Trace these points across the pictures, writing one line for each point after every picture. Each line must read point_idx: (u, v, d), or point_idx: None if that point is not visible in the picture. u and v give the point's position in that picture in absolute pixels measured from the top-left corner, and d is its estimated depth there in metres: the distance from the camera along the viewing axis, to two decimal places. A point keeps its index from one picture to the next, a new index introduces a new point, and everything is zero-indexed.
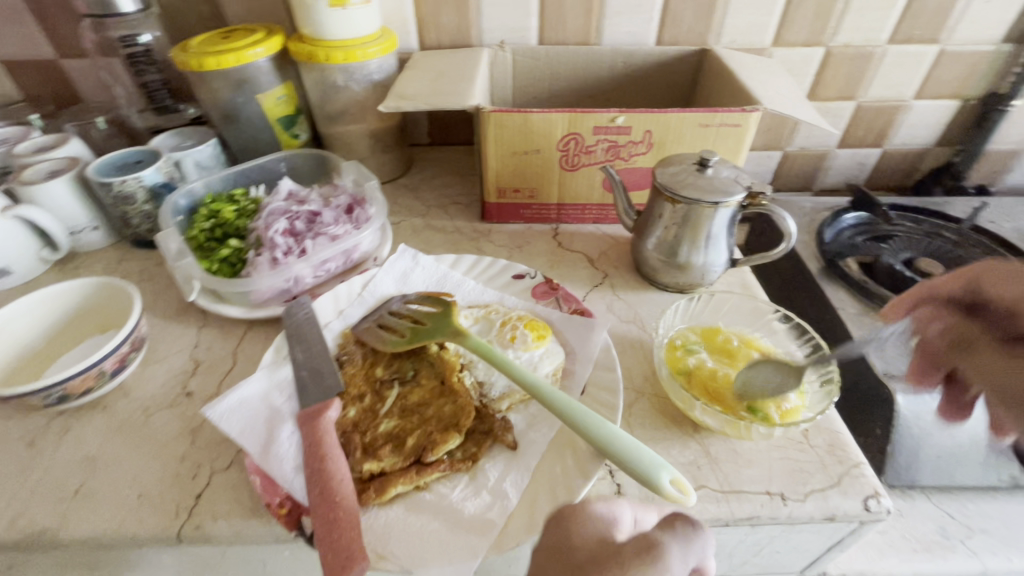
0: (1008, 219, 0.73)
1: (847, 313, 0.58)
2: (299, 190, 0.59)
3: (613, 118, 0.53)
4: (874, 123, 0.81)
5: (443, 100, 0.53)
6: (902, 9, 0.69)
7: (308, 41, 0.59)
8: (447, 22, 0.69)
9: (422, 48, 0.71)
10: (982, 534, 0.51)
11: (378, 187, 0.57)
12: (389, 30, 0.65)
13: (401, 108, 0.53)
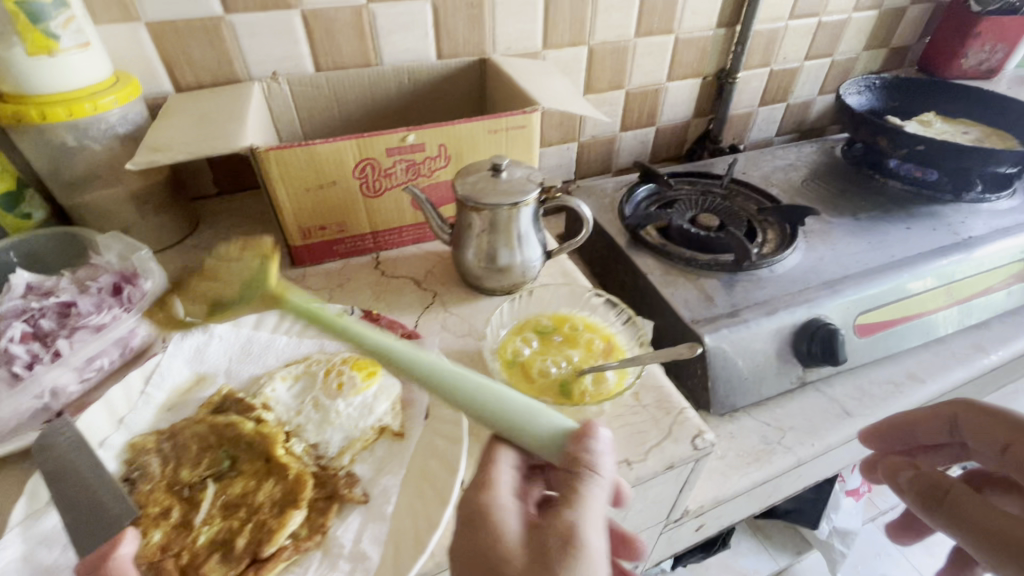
0: (754, 168, 0.89)
1: (654, 275, 0.65)
2: (41, 280, 0.48)
3: (403, 138, 0.52)
4: (644, 106, 0.92)
5: (209, 146, 0.47)
6: (639, 8, 0.80)
7: (13, 100, 0.48)
8: (204, 60, 0.61)
9: (180, 90, 0.63)
10: (792, 431, 0.60)
11: (151, 257, 0.49)
12: (128, 75, 0.56)
13: (157, 161, 0.46)
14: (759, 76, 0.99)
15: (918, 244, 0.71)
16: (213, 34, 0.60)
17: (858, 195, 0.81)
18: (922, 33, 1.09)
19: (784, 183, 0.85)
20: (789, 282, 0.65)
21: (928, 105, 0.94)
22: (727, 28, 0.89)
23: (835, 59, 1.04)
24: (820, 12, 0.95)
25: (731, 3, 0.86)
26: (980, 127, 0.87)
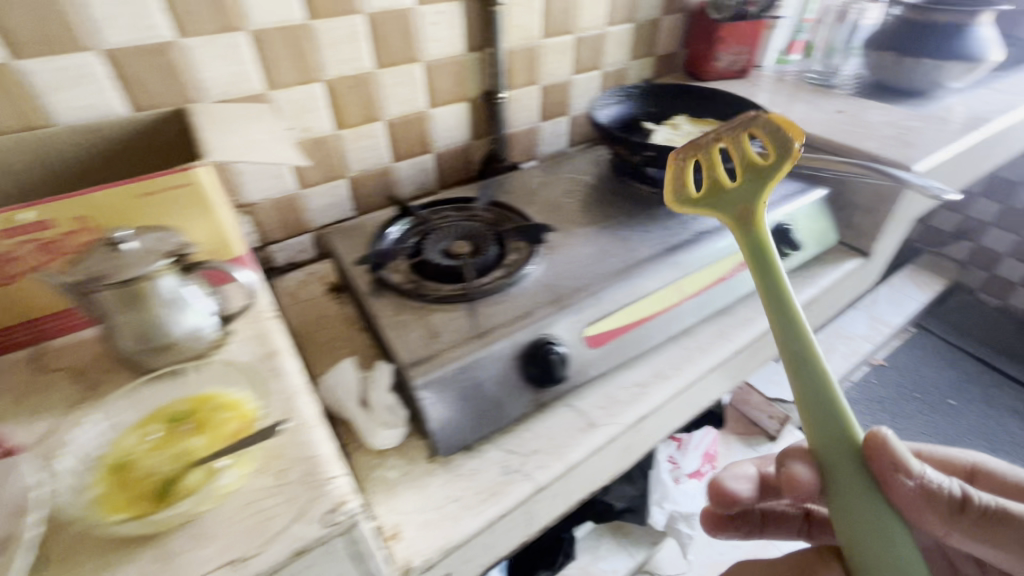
0: (520, 188, 0.91)
1: (386, 318, 0.63)
2: None
3: (8, 218, 0.45)
4: (411, 134, 0.91)
5: None
6: (369, 39, 0.78)
7: None
8: None
9: None
10: (533, 455, 0.60)
11: None
12: None
13: None
14: (529, 94, 1.01)
15: (652, 245, 0.74)
16: None
17: (613, 201, 0.85)
18: (681, 39, 1.18)
19: (548, 198, 0.87)
20: (522, 303, 0.65)
21: (681, 107, 1.01)
22: (478, 52, 0.90)
23: (604, 70, 1.10)
24: (573, 28, 0.99)
25: (474, 28, 0.87)
26: (719, 125, 0.94)
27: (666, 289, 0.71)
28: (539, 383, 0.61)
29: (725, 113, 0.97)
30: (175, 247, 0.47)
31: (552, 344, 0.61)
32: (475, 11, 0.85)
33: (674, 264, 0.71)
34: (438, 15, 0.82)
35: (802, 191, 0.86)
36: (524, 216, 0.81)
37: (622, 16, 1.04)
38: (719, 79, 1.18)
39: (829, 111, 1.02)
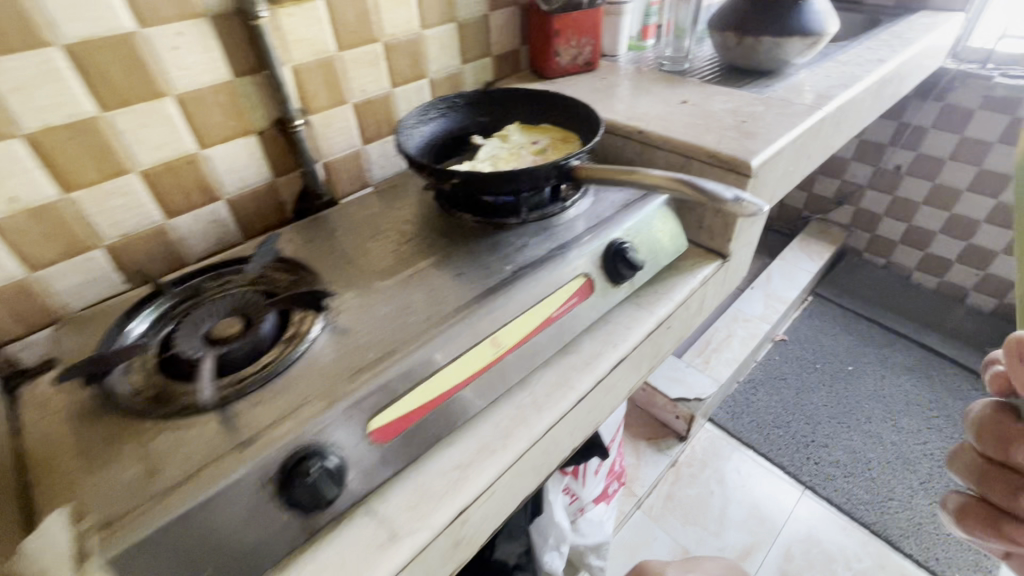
0: (326, 233, 0.77)
1: (98, 457, 0.48)
2: None
3: None
4: (185, 182, 0.75)
5: None
6: (80, 77, 0.61)
7: None
8: None
9: None
10: None
11: None
12: None
13: None
14: (340, 115, 0.87)
15: (465, 291, 0.63)
16: None
17: (432, 237, 0.73)
18: (519, 35, 1.07)
19: (358, 242, 0.74)
20: (289, 397, 0.52)
21: (517, 114, 0.91)
22: (253, 75, 0.74)
23: (432, 78, 0.97)
24: (377, 36, 0.85)
25: (237, 47, 0.72)
26: (553, 133, 0.84)
27: (481, 344, 0.59)
28: (309, 508, 0.48)
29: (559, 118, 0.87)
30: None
31: (318, 456, 0.48)
32: (232, 27, 0.70)
33: (488, 312, 0.60)
34: (178, 36, 0.66)
35: (642, 199, 0.77)
36: (315, 272, 0.68)
37: (438, 16, 0.92)
38: (565, 74, 1.08)
39: (674, 101, 0.94)
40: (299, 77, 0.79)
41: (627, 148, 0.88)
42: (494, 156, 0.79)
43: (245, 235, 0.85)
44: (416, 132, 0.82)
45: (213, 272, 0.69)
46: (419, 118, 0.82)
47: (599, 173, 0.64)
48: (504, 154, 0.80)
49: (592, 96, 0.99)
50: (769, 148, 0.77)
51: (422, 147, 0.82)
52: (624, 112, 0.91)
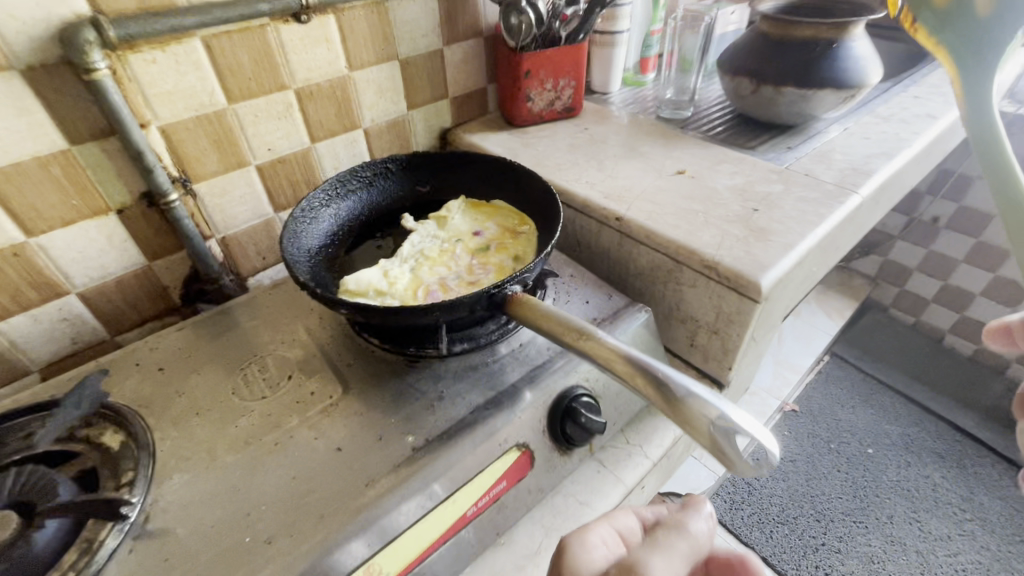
0: (196, 348, 0.58)
1: None
2: None
3: None
4: (8, 280, 0.56)
5: None
6: None
7: None
8: None
9: None
10: None
11: None
12: None
13: None
14: (240, 180, 0.68)
15: (339, 483, 0.44)
16: None
17: (323, 368, 0.54)
18: (484, 72, 0.88)
19: (229, 369, 0.55)
20: None
21: (467, 181, 0.72)
22: (101, 140, 0.56)
23: (368, 128, 0.78)
24: (287, 81, 0.66)
25: (72, 107, 0.53)
26: (507, 217, 0.65)
27: None
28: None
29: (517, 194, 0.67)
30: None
31: None
32: (61, 81, 0.51)
33: (364, 528, 0.41)
34: None
35: (612, 322, 0.58)
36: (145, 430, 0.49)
37: (373, 54, 0.72)
38: (538, 122, 0.88)
39: (668, 169, 0.74)
40: (173, 139, 0.60)
41: (604, 235, 0.69)
42: (424, 249, 0.60)
43: (112, 332, 0.67)
44: (327, 209, 0.63)
45: (9, 421, 0.50)
46: (332, 190, 0.64)
47: (549, 317, 0.46)
48: (437, 247, 0.60)
49: (567, 156, 0.79)
50: (788, 258, 0.57)
51: (332, 229, 0.63)
52: (603, 185, 0.71)
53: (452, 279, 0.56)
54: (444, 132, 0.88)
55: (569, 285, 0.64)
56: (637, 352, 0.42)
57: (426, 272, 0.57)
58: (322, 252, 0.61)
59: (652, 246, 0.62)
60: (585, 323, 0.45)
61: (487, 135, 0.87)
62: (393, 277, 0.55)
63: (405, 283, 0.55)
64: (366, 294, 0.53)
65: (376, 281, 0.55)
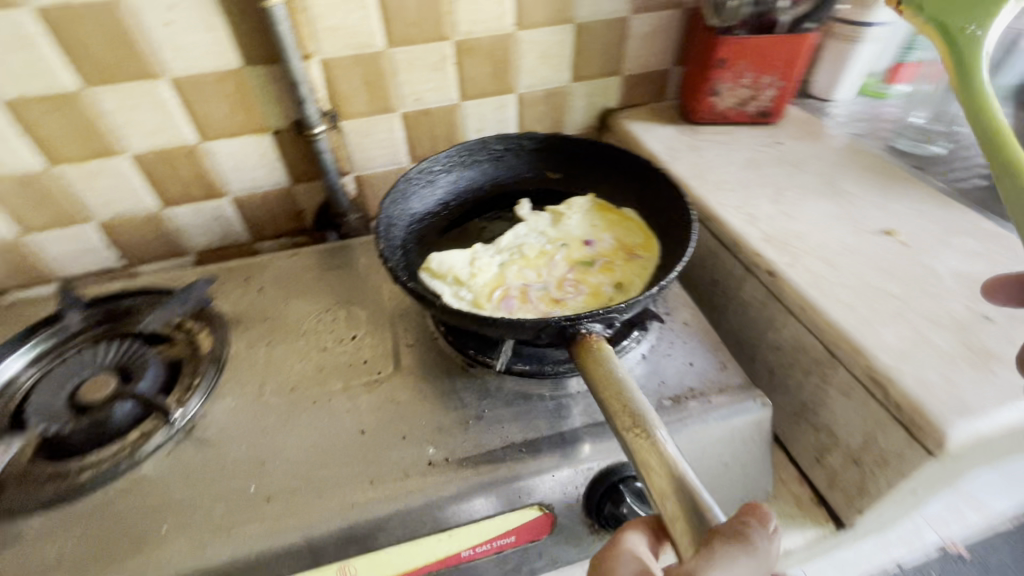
0: (300, 279, 0.61)
1: None
2: None
3: None
4: (181, 173, 0.64)
5: None
6: (55, 45, 0.52)
7: None
8: None
9: None
10: None
11: None
12: None
13: None
14: (384, 124, 0.69)
15: (348, 469, 0.42)
16: None
17: (387, 339, 0.53)
18: (672, 52, 0.74)
19: (313, 309, 0.57)
20: (58, 540, 0.39)
21: (603, 179, 0.63)
22: (269, 64, 0.59)
23: (523, 94, 0.72)
24: (448, 32, 0.63)
25: (251, 30, 0.56)
26: (631, 236, 0.55)
27: (322, 570, 0.39)
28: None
29: (652, 209, 0.57)
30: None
31: None
32: (245, 4, 0.54)
33: (350, 528, 0.39)
34: (173, 10, 0.53)
35: (712, 402, 0.46)
36: (225, 345, 0.53)
37: (546, 14, 0.65)
38: (715, 122, 0.74)
39: (870, 224, 0.55)
40: (329, 73, 0.62)
41: (748, 285, 0.54)
42: (524, 245, 0.54)
43: (255, 238, 0.74)
44: (445, 175, 0.61)
45: (143, 298, 0.58)
46: (456, 157, 0.61)
47: (617, 388, 0.37)
48: (538, 247, 0.54)
49: (738, 173, 0.64)
50: (1011, 409, 0.38)
51: (444, 197, 0.61)
52: (769, 223, 0.56)
53: (538, 288, 0.49)
54: (606, 113, 0.78)
55: (679, 336, 0.52)
56: (698, 481, 0.32)
57: (515, 272, 0.51)
58: (425, 219, 0.59)
59: (806, 322, 0.47)
60: (654, 415, 0.36)
61: (652, 126, 0.75)
62: (478, 268, 0.51)
63: (487, 278, 0.50)
64: (444, 279, 0.50)
65: (459, 267, 0.51)
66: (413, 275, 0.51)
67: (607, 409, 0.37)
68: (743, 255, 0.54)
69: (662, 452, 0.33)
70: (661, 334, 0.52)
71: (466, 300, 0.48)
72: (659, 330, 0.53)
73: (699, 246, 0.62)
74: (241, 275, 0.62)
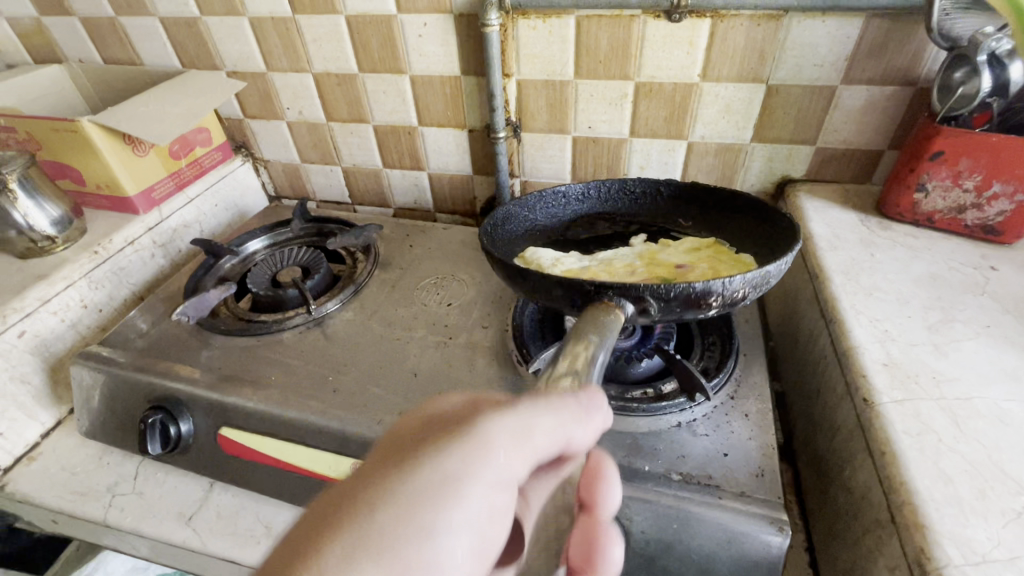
0: (441, 249, 0.75)
1: (163, 309, 0.68)
2: None
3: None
4: (400, 145, 0.84)
5: None
6: (351, 41, 0.74)
7: None
8: (37, 44, 0.86)
9: (30, 60, 0.89)
10: (134, 495, 0.57)
11: None
12: None
13: None
14: (556, 143, 0.77)
15: (392, 398, 0.53)
16: (42, 30, 0.85)
17: (472, 319, 0.62)
18: (888, 133, 0.65)
19: (438, 275, 0.70)
20: (226, 358, 0.59)
21: (737, 234, 0.64)
22: (479, 77, 0.73)
23: (694, 143, 0.72)
24: (633, 73, 0.68)
25: (472, 48, 0.70)
26: (727, 268, 0.57)
27: (341, 457, 0.50)
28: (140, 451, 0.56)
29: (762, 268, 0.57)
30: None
31: (172, 419, 0.55)
32: (472, 28, 0.69)
33: (368, 437, 0.49)
34: (424, 27, 0.70)
35: (722, 500, 0.42)
36: (365, 278, 0.69)
37: (736, 71, 0.64)
38: (914, 224, 0.62)
39: None
40: (521, 91, 0.73)
41: (842, 408, 0.47)
42: (615, 258, 0.62)
43: (436, 209, 0.90)
44: (579, 205, 0.70)
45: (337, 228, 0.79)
46: (595, 191, 0.69)
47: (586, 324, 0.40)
48: (627, 261, 0.61)
49: (905, 285, 0.54)
50: None
51: (570, 221, 0.70)
52: (903, 350, 0.47)
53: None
54: (786, 181, 0.72)
55: (731, 424, 0.48)
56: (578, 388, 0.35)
57: (591, 273, 0.59)
58: (545, 231, 0.69)
59: (881, 472, 0.40)
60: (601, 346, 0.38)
61: (831, 207, 0.66)
62: (562, 262, 0.61)
63: (565, 267, 0.60)
64: (531, 264, 0.61)
65: (544, 260, 0.61)
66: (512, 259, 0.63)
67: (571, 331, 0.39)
68: (848, 373, 0.47)
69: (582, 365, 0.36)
70: (711, 413, 0.50)
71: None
72: (712, 408, 0.50)
73: (814, 348, 0.54)
74: (404, 233, 0.79)
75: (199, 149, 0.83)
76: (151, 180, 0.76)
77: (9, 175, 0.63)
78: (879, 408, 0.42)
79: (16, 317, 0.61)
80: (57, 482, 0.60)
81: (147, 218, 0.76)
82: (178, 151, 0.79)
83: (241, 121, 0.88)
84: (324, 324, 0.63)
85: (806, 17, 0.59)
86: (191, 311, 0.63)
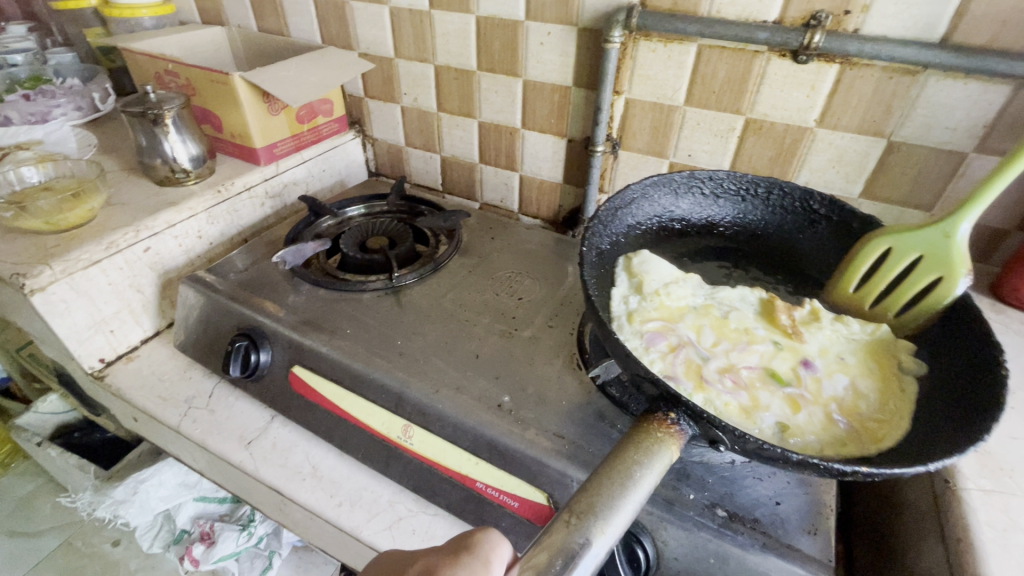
0: (517, 246, 0.77)
1: (263, 252, 0.75)
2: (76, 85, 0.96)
3: (168, 66, 0.83)
4: (500, 145, 0.87)
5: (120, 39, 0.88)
6: (476, 40, 0.78)
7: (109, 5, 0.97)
8: (207, 7, 0.98)
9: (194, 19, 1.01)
10: (205, 411, 0.63)
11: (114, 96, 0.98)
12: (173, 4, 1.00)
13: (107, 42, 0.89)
14: (651, 165, 0.77)
15: (452, 372, 0.55)
16: None
17: (540, 317, 0.63)
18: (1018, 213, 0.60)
19: (513, 270, 0.72)
20: (311, 305, 0.64)
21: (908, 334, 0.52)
22: (589, 90, 0.75)
23: None
24: (746, 109, 0.67)
25: (589, 61, 0.73)
26: (869, 406, 0.45)
27: (396, 417, 0.53)
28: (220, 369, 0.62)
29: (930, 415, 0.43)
30: (152, 110, 0.72)
31: (254, 347, 0.60)
32: (593, 42, 0.71)
33: (424, 404, 0.52)
34: (547, 35, 0.73)
35: (767, 547, 0.40)
36: (444, 257, 0.72)
37: (858, 121, 0.62)
38: None
39: None
40: (628, 109, 0.74)
41: (917, 486, 0.44)
42: (733, 311, 0.53)
43: (520, 210, 0.93)
44: (740, 203, 0.66)
45: (428, 209, 0.83)
46: (762, 191, 0.64)
47: (618, 478, 0.35)
48: (747, 325, 0.52)
49: (1011, 374, 0.50)
50: None
51: (719, 219, 0.67)
52: (999, 440, 0.43)
53: (696, 354, 0.48)
54: None
55: (789, 475, 0.46)
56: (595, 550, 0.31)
57: (690, 323, 0.51)
58: (681, 221, 0.67)
59: (953, 560, 0.37)
60: (607, 534, 0.32)
61: None
62: (666, 292, 0.54)
63: (663, 304, 0.53)
64: (633, 277, 0.56)
65: (649, 277, 0.55)
66: (616, 255, 0.59)
67: (587, 486, 0.35)
68: None
69: (576, 549, 0.31)
70: None
71: (629, 306, 0.53)
72: None
73: None
74: (488, 225, 0.82)
75: (320, 117, 0.91)
76: (276, 137, 0.84)
77: (167, 111, 0.73)
78: (962, 493, 0.39)
79: (146, 234, 0.69)
80: (146, 384, 0.67)
81: (266, 170, 0.84)
82: (303, 116, 0.87)
83: (361, 99, 0.95)
84: (400, 293, 0.67)
85: (945, 77, 0.56)
86: (288, 257, 0.69)
